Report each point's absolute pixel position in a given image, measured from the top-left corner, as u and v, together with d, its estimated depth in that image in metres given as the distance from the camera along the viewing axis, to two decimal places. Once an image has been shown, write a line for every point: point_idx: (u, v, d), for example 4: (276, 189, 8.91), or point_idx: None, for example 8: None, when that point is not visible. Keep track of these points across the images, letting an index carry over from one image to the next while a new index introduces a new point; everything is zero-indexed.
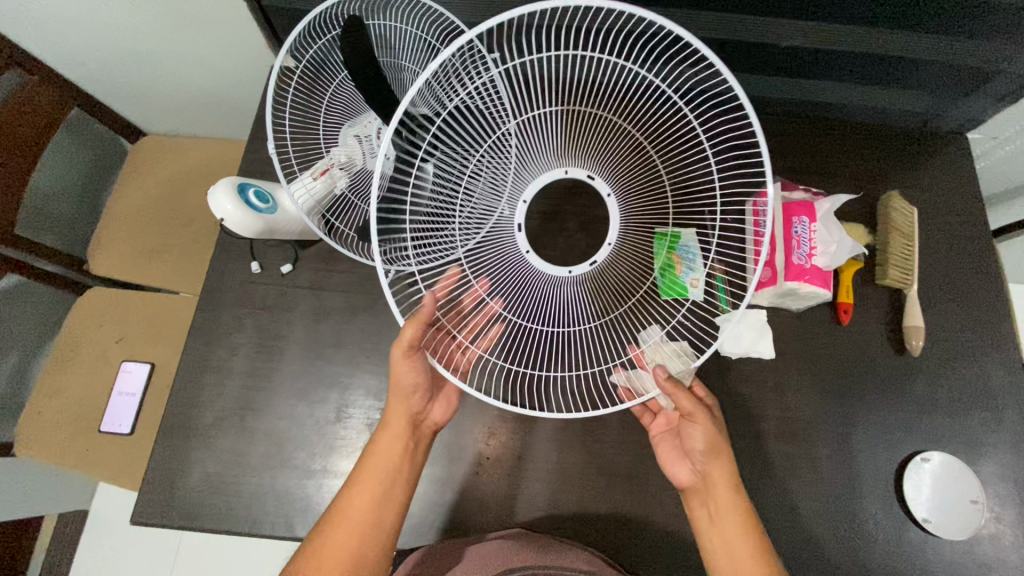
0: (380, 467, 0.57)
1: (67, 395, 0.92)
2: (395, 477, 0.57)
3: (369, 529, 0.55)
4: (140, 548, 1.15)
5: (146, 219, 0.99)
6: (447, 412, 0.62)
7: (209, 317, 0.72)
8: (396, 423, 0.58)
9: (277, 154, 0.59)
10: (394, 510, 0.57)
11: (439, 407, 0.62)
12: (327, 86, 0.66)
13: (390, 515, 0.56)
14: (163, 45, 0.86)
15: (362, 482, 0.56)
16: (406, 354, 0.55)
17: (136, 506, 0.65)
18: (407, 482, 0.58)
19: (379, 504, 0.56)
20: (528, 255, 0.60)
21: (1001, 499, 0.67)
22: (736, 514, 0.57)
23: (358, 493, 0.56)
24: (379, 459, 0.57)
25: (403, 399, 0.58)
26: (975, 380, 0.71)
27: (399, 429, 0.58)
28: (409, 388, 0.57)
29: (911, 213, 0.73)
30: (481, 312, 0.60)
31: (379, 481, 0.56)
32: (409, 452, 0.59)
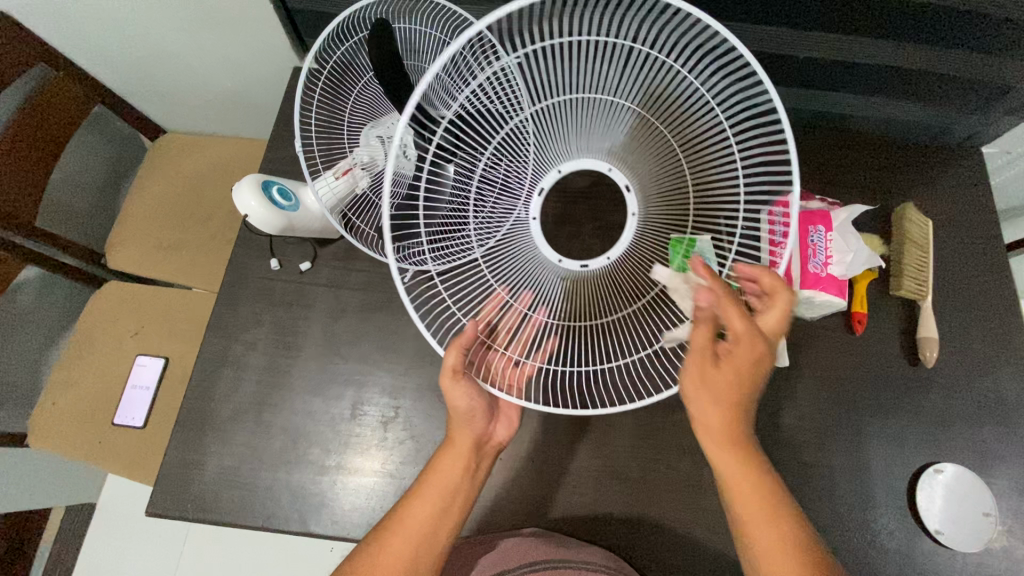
0: (440, 483, 0.55)
1: (82, 387, 0.93)
2: (456, 493, 0.56)
3: (423, 543, 0.53)
4: (145, 541, 1.15)
5: (164, 214, 1.00)
6: (508, 433, 0.62)
7: (228, 313, 0.73)
8: (462, 440, 0.57)
9: (302, 152, 0.60)
10: (450, 527, 0.55)
11: (502, 428, 0.61)
12: (353, 87, 0.67)
13: (444, 532, 0.54)
14: (188, 44, 0.88)
15: (420, 496, 0.54)
16: (454, 380, 0.53)
17: (152, 497, 0.66)
18: (465, 501, 0.56)
19: (438, 518, 0.54)
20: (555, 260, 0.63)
21: (1013, 512, 0.67)
22: (729, 448, 0.51)
23: (417, 505, 0.54)
24: (441, 476, 0.55)
25: (465, 422, 0.56)
26: (989, 392, 0.71)
27: (463, 447, 0.57)
28: (468, 412, 0.55)
29: (925, 224, 0.74)
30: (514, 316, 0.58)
31: (439, 497, 0.55)
32: (471, 472, 0.57)
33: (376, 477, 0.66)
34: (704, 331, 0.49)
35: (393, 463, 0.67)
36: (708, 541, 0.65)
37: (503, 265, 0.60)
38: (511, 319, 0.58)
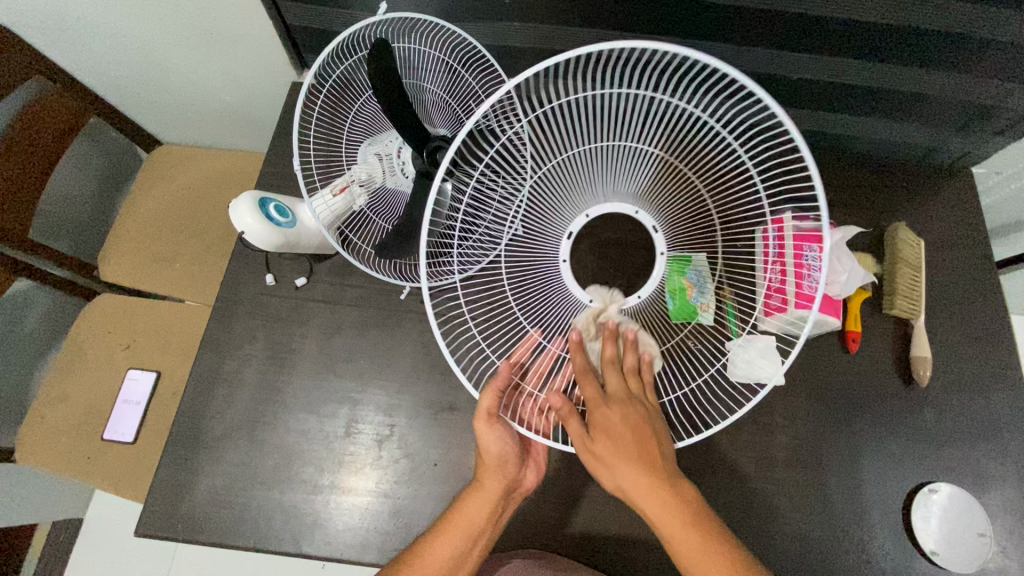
0: (466, 524, 0.54)
1: (72, 402, 0.92)
2: (479, 537, 0.54)
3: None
4: (133, 557, 1.13)
5: (159, 227, 1.00)
6: (536, 479, 0.61)
7: (221, 328, 0.72)
8: (492, 485, 0.56)
9: (300, 169, 0.59)
10: (469, 568, 0.54)
11: (530, 475, 0.61)
12: (352, 105, 0.68)
13: (463, 573, 0.54)
14: (186, 59, 0.88)
15: (444, 535, 0.54)
16: (488, 423, 0.54)
17: (142, 517, 0.65)
18: (489, 542, 0.55)
19: (457, 561, 0.53)
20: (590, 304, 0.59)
21: (1007, 532, 0.67)
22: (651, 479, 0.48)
23: (440, 543, 0.53)
24: (467, 516, 0.54)
25: (496, 466, 0.56)
26: (982, 411, 0.71)
27: (491, 491, 0.55)
28: (499, 456, 0.55)
29: (917, 243, 0.75)
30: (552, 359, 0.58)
31: (463, 539, 0.54)
32: (496, 517, 0.56)
33: (369, 497, 0.66)
34: (589, 385, 0.51)
35: (387, 482, 0.66)
36: None
37: (534, 304, 0.62)
38: (546, 362, 0.58)
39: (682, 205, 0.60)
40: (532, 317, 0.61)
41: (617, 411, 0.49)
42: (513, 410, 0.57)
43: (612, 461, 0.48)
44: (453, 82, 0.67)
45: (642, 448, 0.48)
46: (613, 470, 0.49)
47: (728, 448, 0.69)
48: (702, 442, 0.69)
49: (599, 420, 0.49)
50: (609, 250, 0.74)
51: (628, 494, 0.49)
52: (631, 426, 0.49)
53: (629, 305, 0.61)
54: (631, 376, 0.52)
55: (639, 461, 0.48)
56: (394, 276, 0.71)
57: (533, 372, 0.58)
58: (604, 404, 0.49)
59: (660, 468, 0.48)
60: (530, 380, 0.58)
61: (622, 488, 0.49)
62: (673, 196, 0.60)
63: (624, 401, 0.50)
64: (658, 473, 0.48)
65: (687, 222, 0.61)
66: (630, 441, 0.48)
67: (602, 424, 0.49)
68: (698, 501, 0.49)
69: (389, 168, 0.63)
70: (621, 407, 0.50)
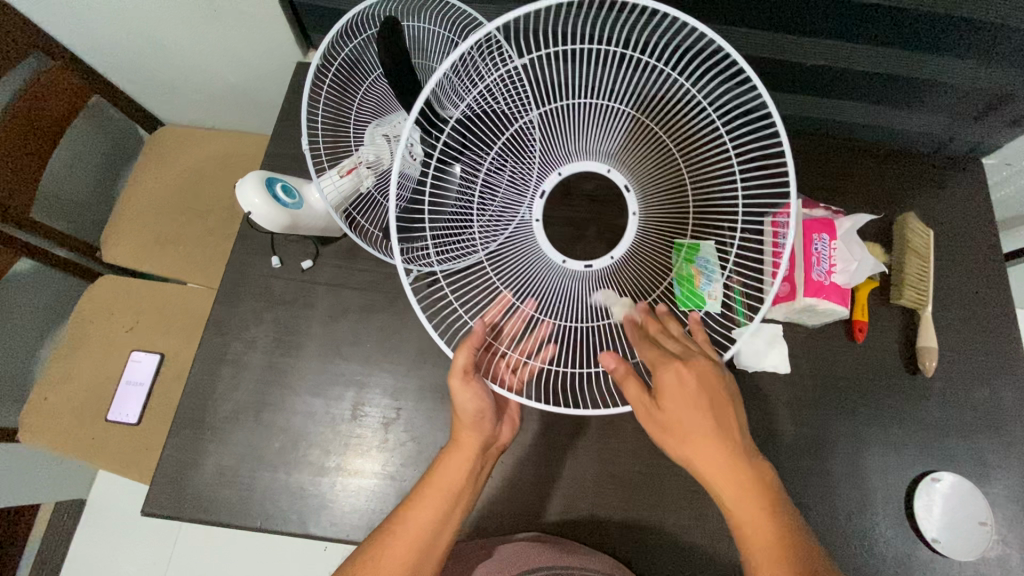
0: (444, 485, 0.54)
1: (76, 383, 0.91)
2: (459, 496, 0.54)
3: (423, 546, 0.52)
4: (137, 538, 1.14)
5: (161, 208, 0.99)
6: (513, 433, 0.61)
7: (227, 310, 0.72)
8: (467, 442, 0.56)
9: (308, 148, 0.59)
10: (451, 528, 0.54)
11: (507, 430, 0.61)
12: (360, 85, 0.67)
13: (446, 533, 0.54)
14: (188, 37, 0.86)
15: (424, 497, 0.53)
16: (464, 381, 0.53)
17: (148, 497, 0.65)
18: (468, 502, 0.55)
19: (440, 521, 0.53)
20: (564, 263, 0.59)
21: (1009, 521, 0.68)
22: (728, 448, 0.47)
23: (421, 505, 0.53)
24: (446, 476, 0.54)
25: (471, 423, 0.56)
26: (988, 401, 0.71)
27: (467, 448, 0.55)
28: (476, 414, 0.55)
29: (926, 233, 0.74)
30: (522, 319, 0.58)
31: (442, 499, 0.54)
32: (475, 475, 0.56)
33: (375, 479, 0.66)
34: (651, 351, 0.50)
35: (393, 465, 0.66)
36: (709, 549, 0.65)
37: (508, 268, 0.59)
38: (517, 324, 0.58)
39: (656, 167, 0.60)
40: (507, 279, 0.59)
41: (682, 370, 0.48)
42: (485, 371, 0.58)
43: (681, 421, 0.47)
44: None
45: (711, 412, 0.47)
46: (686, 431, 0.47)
47: None
48: None
49: (665, 382, 0.48)
50: (616, 236, 0.74)
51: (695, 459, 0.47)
52: (704, 390, 0.47)
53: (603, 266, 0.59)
54: (692, 344, 0.51)
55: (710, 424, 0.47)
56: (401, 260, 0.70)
57: (505, 333, 0.58)
58: (665, 363, 0.48)
59: (729, 435, 0.47)
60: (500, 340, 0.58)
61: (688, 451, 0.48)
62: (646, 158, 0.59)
63: (694, 361, 0.48)
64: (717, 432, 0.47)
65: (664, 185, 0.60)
66: (700, 402, 0.47)
67: (670, 386, 0.48)
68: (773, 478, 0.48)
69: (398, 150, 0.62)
70: (692, 368, 0.48)
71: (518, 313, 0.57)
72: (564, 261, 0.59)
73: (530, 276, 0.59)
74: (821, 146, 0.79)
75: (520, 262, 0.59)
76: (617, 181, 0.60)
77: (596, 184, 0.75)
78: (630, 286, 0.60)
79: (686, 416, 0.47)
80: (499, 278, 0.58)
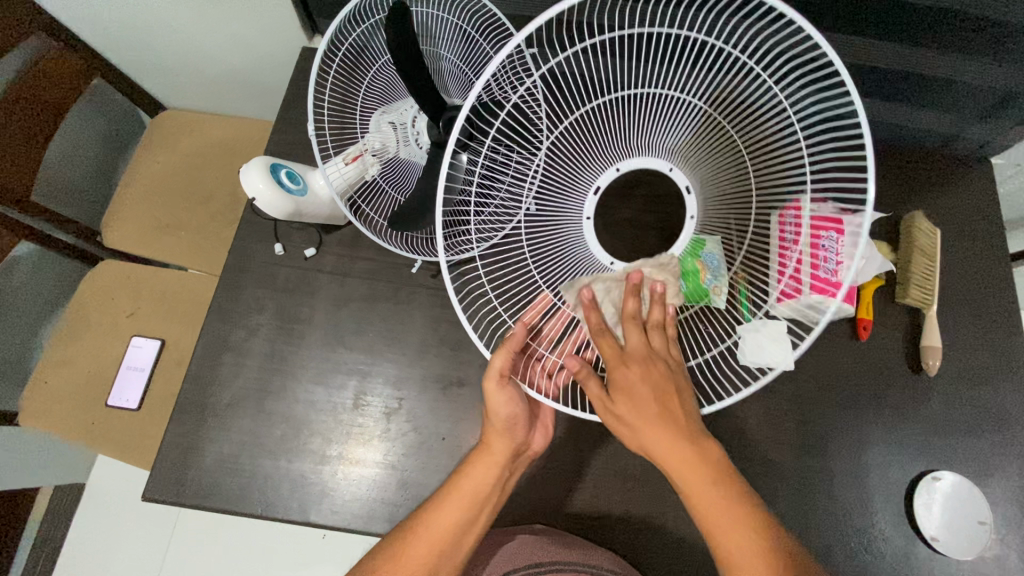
0: (470, 489, 0.54)
1: (76, 366, 0.91)
2: (486, 501, 0.54)
3: (446, 549, 0.52)
4: (135, 521, 1.14)
5: (163, 193, 0.98)
6: (546, 440, 0.62)
7: (230, 296, 0.72)
8: (497, 447, 0.55)
9: (314, 135, 0.58)
10: (476, 531, 0.54)
11: (540, 437, 0.62)
12: (366, 72, 0.66)
13: (469, 537, 0.53)
14: (193, 20, 0.86)
15: (449, 501, 0.53)
16: (499, 384, 0.54)
17: (149, 482, 0.65)
18: (494, 506, 0.55)
19: (464, 525, 0.53)
20: (612, 268, 0.58)
21: (1007, 520, 0.68)
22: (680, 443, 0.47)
23: (445, 509, 0.53)
24: (473, 483, 0.54)
25: (502, 427, 0.56)
26: (990, 402, 0.71)
27: (497, 454, 0.55)
28: (509, 418, 0.56)
29: (933, 233, 0.74)
30: (562, 321, 0.57)
31: (468, 504, 0.53)
32: (503, 479, 0.56)
33: (377, 468, 0.66)
34: (607, 346, 0.50)
35: (395, 455, 0.66)
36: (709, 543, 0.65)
37: (555, 269, 0.58)
38: (557, 326, 0.58)
39: (710, 158, 0.57)
40: (558, 287, 0.58)
41: (637, 369, 0.49)
42: (523, 376, 0.57)
43: (632, 420, 0.49)
44: (469, 50, 0.65)
45: (666, 410, 0.48)
46: (635, 428, 0.49)
47: (734, 431, 0.70)
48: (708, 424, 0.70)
49: (618, 380, 0.49)
50: (624, 230, 0.73)
51: (653, 454, 0.48)
52: (652, 387, 0.49)
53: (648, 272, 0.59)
54: (659, 335, 0.52)
55: (660, 422, 0.48)
56: (405, 249, 0.70)
57: (543, 337, 0.58)
58: (624, 363, 0.49)
59: (685, 434, 0.47)
60: (540, 344, 0.58)
61: (651, 450, 0.48)
62: (702, 155, 0.57)
63: (646, 360, 0.50)
64: (670, 428, 0.48)
65: (724, 188, 0.58)
66: (650, 398, 0.48)
67: (620, 383, 0.49)
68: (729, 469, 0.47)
69: (404, 138, 0.62)
70: (639, 365, 0.49)
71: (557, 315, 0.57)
72: (612, 263, 0.58)
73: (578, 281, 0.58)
74: None
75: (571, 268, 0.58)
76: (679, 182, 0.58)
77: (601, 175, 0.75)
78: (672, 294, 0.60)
79: (636, 418, 0.49)
80: (542, 278, 0.57)
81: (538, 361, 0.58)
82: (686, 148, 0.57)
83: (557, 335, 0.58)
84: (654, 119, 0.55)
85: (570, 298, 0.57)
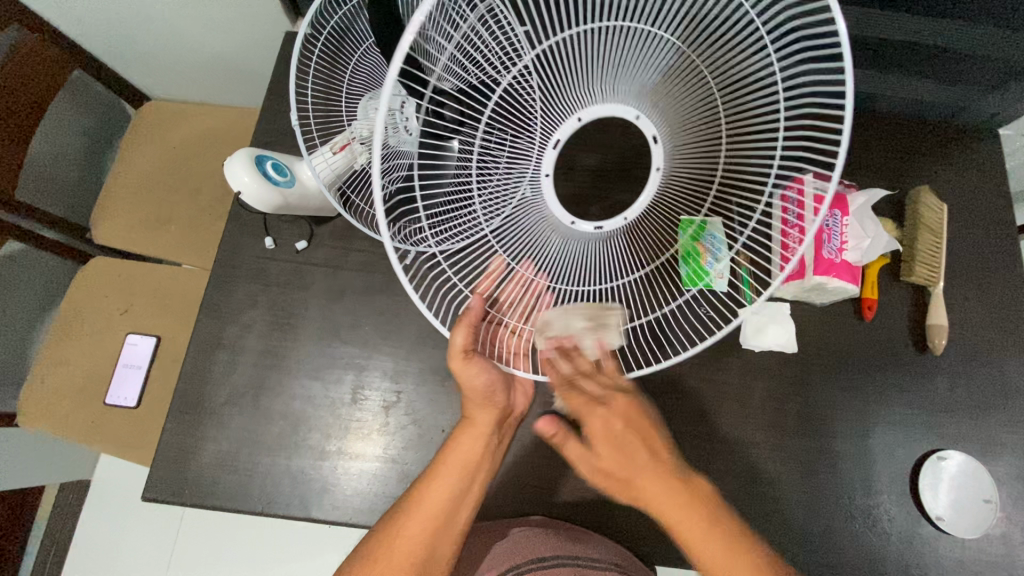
0: (458, 461, 0.53)
1: (72, 366, 0.90)
2: (477, 473, 0.54)
3: (441, 524, 0.52)
4: (139, 517, 1.15)
5: (150, 187, 0.96)
6: (526, 401, 0.61)
7: (220, 292, 0.70)
8: (482, 418, 0.55)
9: (299, 125, 0.56)
10: (469, 505, 0.54)
11: (519, 399, 0.61)
12: (351, 55, 0.63)
13: (464, 509, 0.53)
14: (172, 7, 0.83)
15: (439, 475, 0.53)
16: (464, 360, 0.52)
17: (149, 482, 0.64)
18: (486, 477, 0.55)
19: (457, 498, 0.53)
20: (574, 225, 0.54)
21: (1012, 497, 0.67)
22: (664, 482, 0.50)
23: (436, 484, 0.53)
24: (462, 454, 0.54)
25: (484, 399, 0.55)
26: (995, 380, 0.70)
27: (483, 425, 0.55)
28: (487, 388, 0.54)
29: (942, 209, 0.72)
30: (519, 284, 0.54)
31: (460, 476, 0.53)
32: (491, 449, 0.56)
33: (377, 462, 0.65)
34: (574, 399, 0.53)
35: (395, 449, 0.66)
36: None
37: (512, 232, 0.53)
38: (516, 290, 0.54)
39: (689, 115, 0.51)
40: (513, 250, 0.54)
41: (608, 418, 0.52)
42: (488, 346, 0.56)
43: (620, 468, 0.52)
44: None
45: (644, 449, 0.52)
46: (628, 479, 0.51)
47: (737, 414, 0.69)
48: (710, 408, 0.69)
49: (594, 430, 0.53)
50: (621, 213, 0.71)
51: (640, 495, 0.51)
52: (626, 427, 0.52)
53: (615, 228, 0.54)
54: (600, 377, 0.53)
55: (644, 463, 0.51)
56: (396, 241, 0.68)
57: (505, 303, 0.55)
58: (594, 411, 0.52)
59: (664, 467, 0.51)
60: (501, 310, 0.55)
61: (638, 490, 0.51)
62: (673, 98, 0.51)
63: (611, 404, 0.53)
64: (653, 464, 0.51)
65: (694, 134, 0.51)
66: (632, 443, 0.52)
67: (598, 432, 0.52)
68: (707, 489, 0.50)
69: (393, 126, 0.53)
70: (610, 410, 0.52)
71: (517, 276, 0.54)
72: (573, 222, 0.54)
73: (537, 242, 0.54)
74: None
75: (528, 232, 0.54)
76: (645, 130, 0.52)
77: (598, 157, 0.73)
78: (641, 243, 0.56)
79: (635, 471, 0.51)
80: (495, 239, 0.53)
81: (501, 328, 0.56)
82: (665, 99, 0.51)
83: (517, 298, 0.55)
84: (636, 57, 0.48)
85: (528, 259, 0.54)
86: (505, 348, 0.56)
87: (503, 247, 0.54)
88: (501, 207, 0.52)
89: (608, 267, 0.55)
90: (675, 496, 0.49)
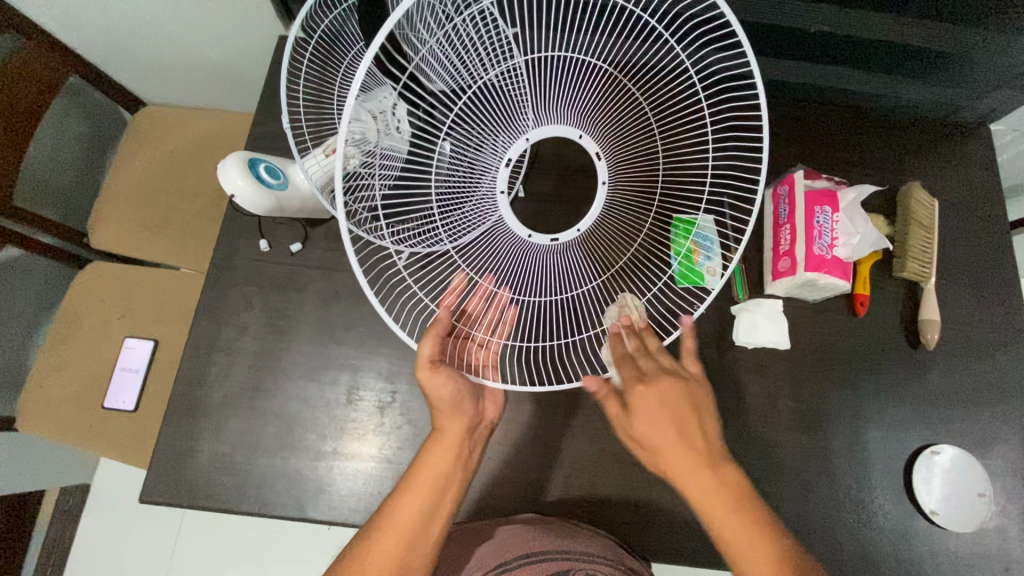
0: (429, 473, 0.53)
1: (70, 371, 0.91)
2: (446, 485, 0.54)
3: (413, 537, 0.51)
4: (139, 520, 1.15)
5: (146, 192, 0.97)
6: (497, 411, 0.60)
7: (216, 295, 0.71)
8: (451, 428, 0.55)
9: (290, 128, 0.56)
10: (441, 518, 0.53)
11: (490, 408, 0.59)
12: (342, 60, 0.63)
13: (435, 524, 0.53)
14: (165, 13, 0.83)
15: (409, 489, 0.53)
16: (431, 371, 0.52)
17: (146, 484, 0.65)
18: (457, 488, 0.55)
19: (427, 512, 0.52)
20: (531, 239, 0.56)
21: (1005, 490, 0.68)
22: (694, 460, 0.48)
23: (407, 497, 0.52)
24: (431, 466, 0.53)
25: (452, 409, 0.55)
26: (989, 374, 0.70)
27: (452, 435, 0.55)
28: (454, 399, 0.54)
29: (930, 204, 0.72)
30: (482, 297, 0.56)
31: (428, 488, 0.53)
32: (462, 459, 0.55)
33: (372, 463, 0.66)
34: (625, 369, 0.51)
35: (390, 449, 0.66)
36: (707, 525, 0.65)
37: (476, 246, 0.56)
38: (479, 304, 0.56)
39: (629, 131, 0.58)
40: (477, 266, 0.57)
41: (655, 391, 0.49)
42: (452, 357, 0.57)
43: (652, 440, 0.49)
44: None
45: (682, 430, 0.49)
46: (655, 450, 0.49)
47: (731, 412, 0.69)
48: None
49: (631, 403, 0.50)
50: None
51: (664, 463, 0.49)
52: (668, 406, 0.49)
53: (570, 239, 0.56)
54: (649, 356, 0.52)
55: (677, 436, 0.48)
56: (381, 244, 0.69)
57: (468, 317, 0.57)
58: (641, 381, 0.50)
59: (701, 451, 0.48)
60: (465, 323, 0.57)
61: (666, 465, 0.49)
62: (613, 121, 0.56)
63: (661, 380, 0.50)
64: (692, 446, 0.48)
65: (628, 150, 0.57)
66: (667, 418, 0.49)
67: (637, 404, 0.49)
68: (744, 482, 0.48)
69: (385, 127, 0.52)
70: (664, 388, 0.49)
71: (481, 291, 0.56)
72: (531, 236, 0.56)
73: (499, 258, 0.57)
74: (832, 124, 0.76)
75: (490, 249, 0.57)
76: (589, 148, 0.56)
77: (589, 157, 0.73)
78: (599, 253, 0.60)
79: (662, 443, 0.49)
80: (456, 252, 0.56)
81: (467, 339, 0.58)
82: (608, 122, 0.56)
83: (480, 311, 0.57)
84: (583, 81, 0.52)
85: (491, 273, 0.56)
86: (469, 357, 0.58)
87: (468, 263, 0.57)
88: (467, 223, 0.55)
89: (568, 279, 0.58)
90: (695, 477, 0.48)
